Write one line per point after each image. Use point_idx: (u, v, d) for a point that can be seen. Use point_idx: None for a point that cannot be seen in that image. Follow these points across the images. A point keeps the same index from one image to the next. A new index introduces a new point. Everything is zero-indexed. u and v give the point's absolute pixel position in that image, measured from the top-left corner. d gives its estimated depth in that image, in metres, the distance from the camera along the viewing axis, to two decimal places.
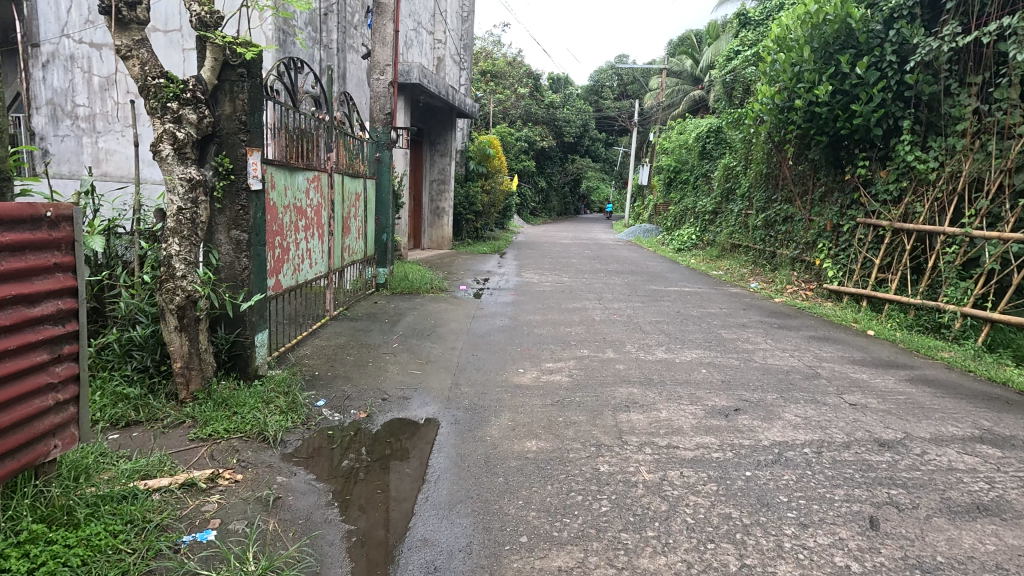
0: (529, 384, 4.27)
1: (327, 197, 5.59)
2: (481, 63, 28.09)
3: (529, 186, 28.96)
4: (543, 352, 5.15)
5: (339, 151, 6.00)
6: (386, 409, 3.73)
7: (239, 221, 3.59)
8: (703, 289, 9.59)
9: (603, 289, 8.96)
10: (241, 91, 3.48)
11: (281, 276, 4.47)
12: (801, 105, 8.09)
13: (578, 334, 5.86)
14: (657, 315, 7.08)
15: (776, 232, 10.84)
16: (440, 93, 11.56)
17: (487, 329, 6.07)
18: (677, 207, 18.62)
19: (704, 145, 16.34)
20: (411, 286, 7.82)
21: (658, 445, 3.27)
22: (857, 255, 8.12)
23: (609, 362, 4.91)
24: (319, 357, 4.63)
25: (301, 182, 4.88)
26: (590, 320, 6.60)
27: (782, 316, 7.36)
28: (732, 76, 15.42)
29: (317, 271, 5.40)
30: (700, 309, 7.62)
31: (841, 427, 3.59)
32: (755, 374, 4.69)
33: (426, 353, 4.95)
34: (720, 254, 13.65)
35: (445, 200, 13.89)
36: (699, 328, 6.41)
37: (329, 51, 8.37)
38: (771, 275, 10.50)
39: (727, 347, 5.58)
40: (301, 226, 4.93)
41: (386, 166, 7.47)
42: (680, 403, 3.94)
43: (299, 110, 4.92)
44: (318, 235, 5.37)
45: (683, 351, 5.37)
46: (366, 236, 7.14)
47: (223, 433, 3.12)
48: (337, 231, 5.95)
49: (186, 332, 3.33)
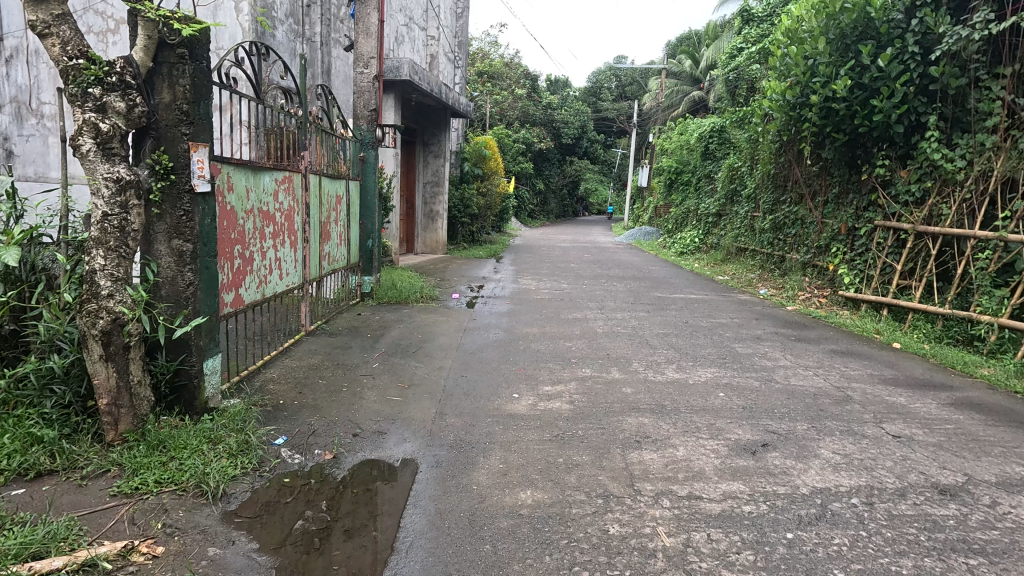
0: (524, 414, 3.74)
1: (302, 201, 5.07)
2: (478, 63, 27.53)
3: (525, 189, 28.44)
4: (541, 373, 4.61)
5: (316, 149, 5.48)
6: (356, 449, 3.19)
7: (180, 229, 3.05)
8: (711, 296, 9.06)
9: (604, 297, 8.44)
10: (182, 76, 2.96)
11: (242, 289, 3.94)
12: (816, 100, 7.55)
13: (579, 350, 5.33)
14: (664, 326, 6.56)
15: (785, 235, 10.33)
16: (433, 91, 11.04)
17: (479, 344, 5.53)
18: (678, 209, 18.14)
19: (706, 145, 15.85)
20: (399, 295, 7.28)
21: (678, 495, 2.73)
22: (876, 260, 7.61)
23: (614, 384, 4.39)
24: (286, 382, 4.09)
25: (268, 184, 4.35)
26: (592, 333, 6.07)
27: (798, 327, 6.84)
28: (736, 74, 14.92)
29: (289, 282, 4.86)
30: (710, 319, 7.09)
31: (890, 469, 3.05)
32: (779, 398, 4.16)
33: (408, 375, 4.41)
34: (725, 257, 13.14)
35: (438, 202, 13.37)
36: (710, 341, 5.89)
37: (311, 44, 7.84)
38: (781, 280, 9.99)
39: (744, 365, 5.05)
40: (268, 233, 4.39)
41: (371, 167, 6.95)
42: (699, 438, 3.41)
43: (266, 106, 4.42)
44: (291, 243, 4.85)
45: (697, 370, 4.83)
46: (349, 242, 6.61)
47: (152, 487, 2.59)
48: (314, 237, 5.41)
49: (113, 362, 2.79)
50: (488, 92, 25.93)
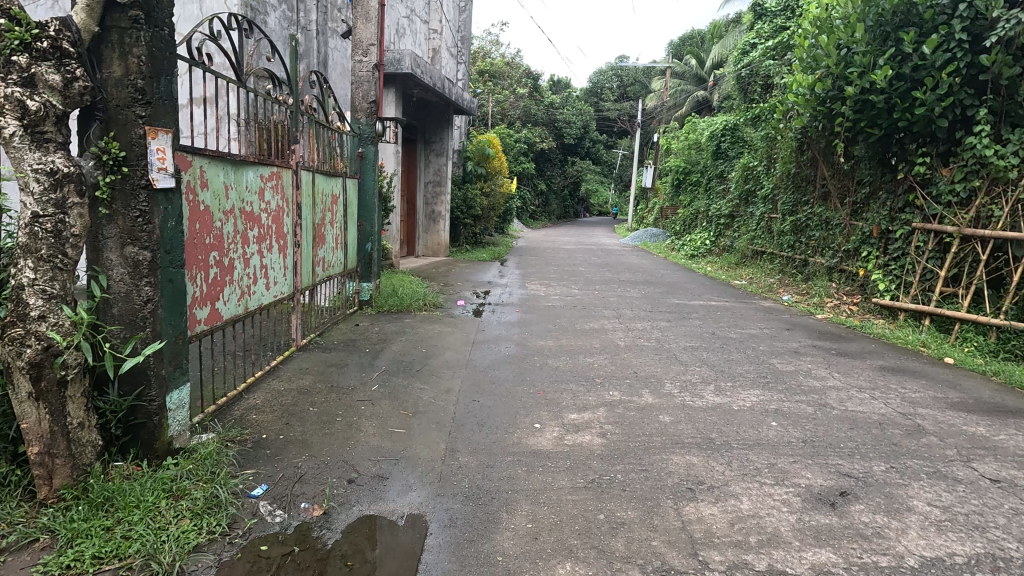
0: (550, 452, 3.17)
1: (294, 201, 4.51)
2: (479, 62, 26.93)
3: (527, 189, 27.89)
4: (563, 397, 4.05)
5: (310, 142, 4.93)
6: (352, 500, 2.63)
7: (135, 233, 2.47)
8: (732, 303, 8.50)
9: (620, 305, 7.87)
10: (136, 44, 2.38)
11: (219, 303, 3.37)
12: (852, 92, 6.99)
13: (603, 368, 4.77)
14: (691, 339, 5.98)
15: (808, 237, 9.77)
16: (436, 85, 10.49)
17: (491, 359, 4.96)
18: (687, 210, 17.59)
19: (718, 144, 15.28)
20: (400, 303, 6.70)
21: (755, 570, 2.18)
22: (915, 265, 7.04)
23: (649, 411, 3.83)
24: (270, 411, 3.52)
25: (253, 181, 3.79)
26: (614, 346, 5.51)
27: (835, 338, 6.27)
28: (748, 71, 14.40)
29: (277, 292, 4.30)
30: (737, 330, 6.54)
31: (1005, 528, 2.49)
32: (842, 429, 3.60)
33: (412, 402, 3.84)
34: (740, 261, 12.59)
35: (440, 203, 12.82)
36: (745, 357, 5.33)
37: (307, 33, 7.29)
38: (804, 286, 9.42)
39: (789, 386, 4.50)
40: (252, 237, 3.82)
41: (370, 164, 6.40)
42: (764, 484, 2.84)
43: (251, 89, 3.84)
44: (280, 247, 4.29)
45: (739, 393, 4.26)
46: (347, 246, 6.05)
47: (88, 565, 2.03)
48: (307, 241, 4.83)
49: (46, 402, 2.22)
50: (490, 91, 25.40)
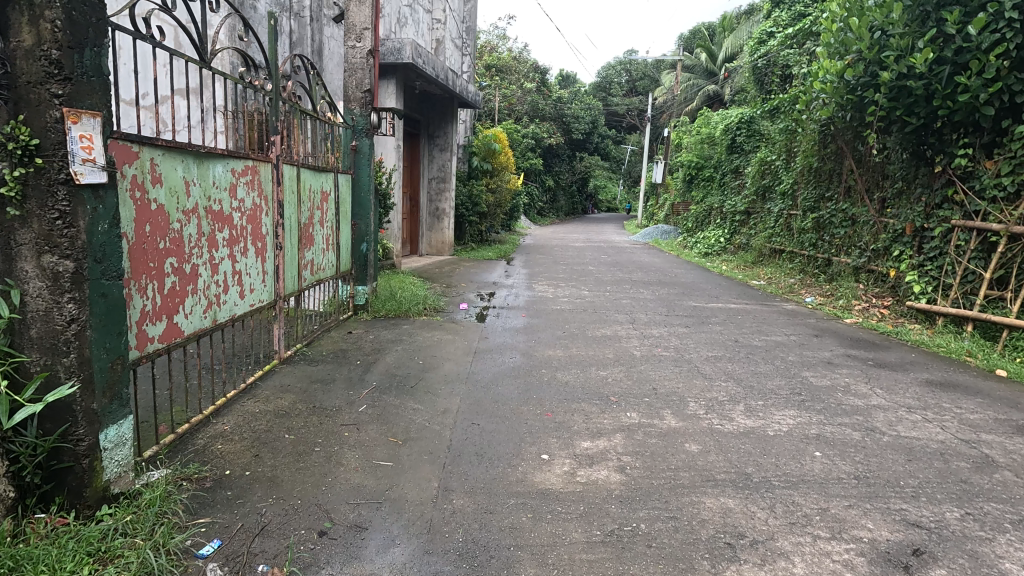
0: (560, 493, 2.71)
1: (275, 199, 4.07)
2: (486, 56, 26.12)
3: (534, 185, 27.30)
4: (574, 420, 3.58)
5: (296, 134, 4.48)
6: (321, 560, 2.17)
7: (54, 239, 2.02)
8: (752, 306, 7.97)
9: (633, 308, 7.37)
10: (50, 5, 1.93)
11: (178, 317, 2.93)
12: (887, 77, 6.43)
13: (618, 384, 4.29)
14: (713, 348, 5.48)
15: (831, 235, 9.21)
16: (439, 76, 10.01)
17: (493, 373, 4.50)
18: (700, 206, 17.02)
19: (733, 138, 14.66)
20: (398, 308, 6.25)
21: None
22: (954, 266, 6.50)
23: (673, 438, 3.35)
24: (239, 439, 3.08)
25: (223, 177, 3.36)
26: (629, 357, 5.02)
27: (870, 347, 5.75)
28: (764, 61, 13.82)
29: (255, 300, 3.85)
30: (761, 336, 6.03)
31: None
32: (898, 462, 3.10)
33: (403, 426, 3.40)
34: (756, 259, 12.04)
35: (445, 200, 12.37)
36: (774, 369, 4.83)
37: (301, 20, 6.84)
38: (828, 287, 8.87)
39: (828, 404, 4.00)
40: (221, 240, 3.38)
41: (364, 159, 5.96)
42: (819, 538, 2.36)
43: (217, 71, 3.42)
44: (258, 250, 3.85)
45: (773, 414, 3.77)
46: (339, 247, 5.60)
47: None
48: (290, 242, 4.39)
49: None
50: (497, 86, 24.90)
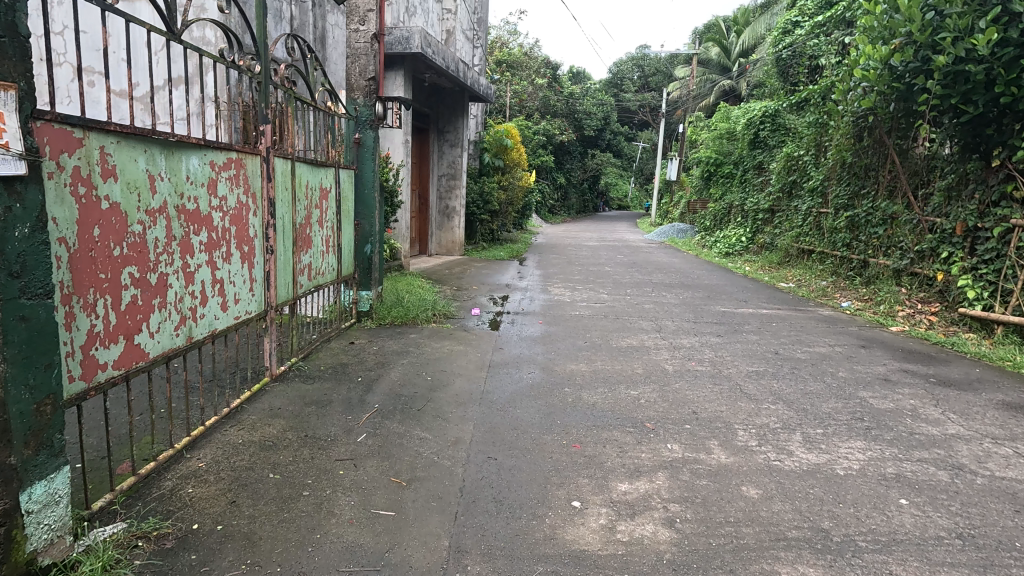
0: (598, 557, 2.20)
1: (264, 197, 3.59)
2: (497, 51, 25.33)
3: (545, 182, 26.68)
4: (607, 454, 3.08)
5: (290, 124, 4.01)
6: None
7: None
8: (786, 312, 7.38)
9: (657, 314, 6.83)
10: None
11: (140, 338, 2.45)
12: (944, 61, 5.83)
13: (653, 408, 3.77)
14: (753, 362, 4.94)
15: (868, 235, 8.60)
16: (449, 67, 9.51)
17: (510, 392, 3.99)
18: (719, 204, 16.40)
19: (756, 132, 13.98)
20: (405, 314, 5.77)
21: None
22: (1015, 270, 5.91)
23: (726, 478, 2.84)
24: (213, 481, 2.61)
25: (199, 171, 2.88)
26: (660, 373, 4.50)
27: (926, 360, 5.18)
28: (790, 52, 13.22)
29: (242, 312, 3.37)
30: (803, 348, 5.47)
31: None
32: (1004, 514, 2.56)
33: (408, 462, 2.92)
34: (782, 260, 11.42)
35: (455, 198, 11.90)
36: (826, 388, 4.28)
37: (302, 6, 6.36)
38: (865, 290, 8.27)
39: (898, 433, 3.46)
40: (199, 244, 2.90)
41: (368, 152, 5.47)
42: None
43: (190, 47, 2.96)
44: (244, 255, 3.37)
45: (838, 447, 3.23)
46: (341, 249, 5.13)
47: None
48: (284, 245, 3.91)
49: None
50: (508, 81, 24.31)
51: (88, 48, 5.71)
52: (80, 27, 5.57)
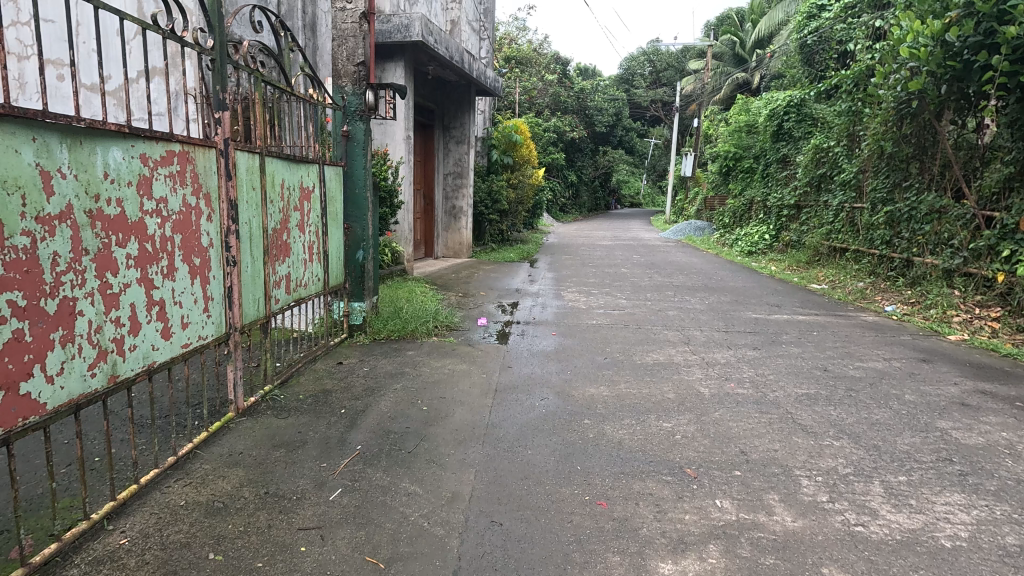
0: None
1: (221, 197, 2.99)
2: (505, 47, 24.69)
3: (555, 180, 25.96)
4: (642, 517, 2.44)
5: (259, 113, 3.40)
6: None
7: None
8: (825, 318, 6.68)
9: (683, 323, 6.15)
10: None
11: (28, 386, 1.88)
12: (1016, 30, 5.10)
13: (692, 447, 3.12)
14: (801, 382, 4.25)
15: (912, 231, 7.86)
16: (455, 58, 8.91)
17: (520, 426, 3.36)
18: (739, 200, 15.64)
19: (780, 123, 13.08)
20: (402, 327, 5.16)
21: None
22: None
23: (797, 553, 2.20)
24: (133, 565, 2.02)
25: (124, 167, 2.29)
26: (696, 399, 3.84)
27: (1001, 377, 4.48)
28: (816, 38, 12.46)
29: (192, 338, 2.77)
30: (855, 363, 4.78)
31: None
32: None
33: (391, 531, 2.31)
34: (810, 259, 10.65)
35: (462, 198, 11.31)
36: (895, 417, 3.60)
37: None
38: (909, 292, 7.52)
39: (1001, 479, 2.79)
40: (127, 257, 2.32)
41: (358, 147, 4.86)
42: None
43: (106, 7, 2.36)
44: (195, 269, 2.78)
45: (934, 505, 2.56)
46: (327, 256, 4.54)
47: None
48: (249, 254, 3.31)
49: None
50: (517, 76, 23.74)
51: (56, 38, 5.19)
52: (46, 15, 5.07)
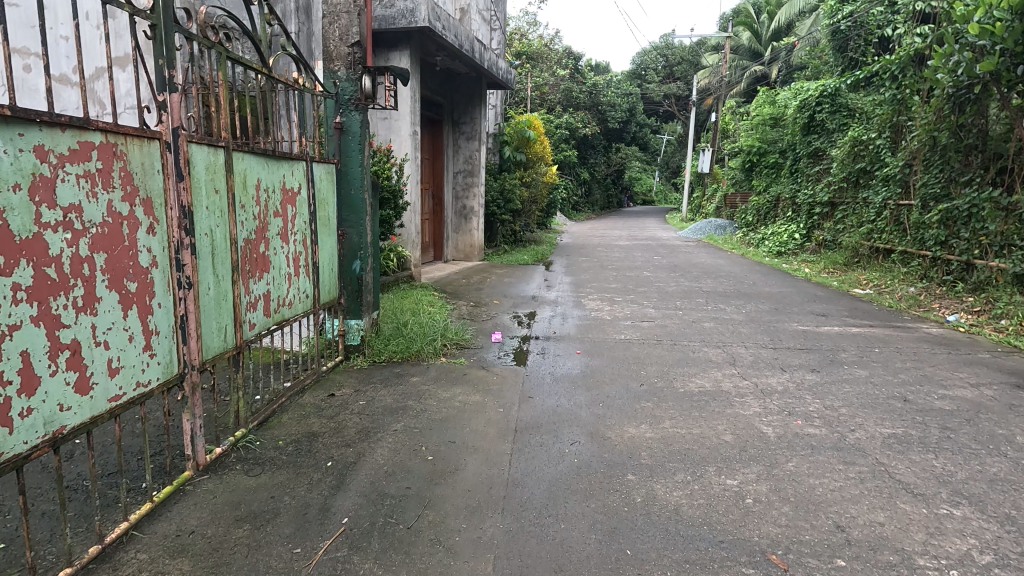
0: None
1: (170, 203, 2.35)
2: (515, 43, 23.87)
3: (568, 179, 25.16)
4: None
5: (225, 98, 2.74)
6: None
7: None
8: (881, 330, 5.91)
9: (724, 338, 5.43)
10: None
11: None
12: None
13: (772, 519, 2.42)
14: (883, 419, 3.53)
15: (973, 230, 7.06)
16: (464, 47, 8.26)
17: (550, 486, 2.68)
18: (764, 197, 14.81)
19: (810, 115, 12.25)
20: (405, 347, 4.50)
21: None
22: None
23: None
24: None
25: (6, 164, 1.67)
26: (761, 445, 3.12)
27: None
28: (849, 24, 11.63)
29: (129, 386, 2.15)
30: (938, 391, 4.03)
31: None
32: None
33: None
34: (848, 261, 9.85)
35: (473, 197, 10.64)
36: (1017, 470, 2.87)
37: None
38: (971, 299, 6.73)
39: None
40: (13, 288, 1.69)
41: (354, 141, 4.20)
42: None
43: None
44: (129, 297, 2.14)
45: None
46: (317, 268, 3.89)
47: None
48: (212, 272, 2.67)
49: None
50: (527, 72, 22.97)
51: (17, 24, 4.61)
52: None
